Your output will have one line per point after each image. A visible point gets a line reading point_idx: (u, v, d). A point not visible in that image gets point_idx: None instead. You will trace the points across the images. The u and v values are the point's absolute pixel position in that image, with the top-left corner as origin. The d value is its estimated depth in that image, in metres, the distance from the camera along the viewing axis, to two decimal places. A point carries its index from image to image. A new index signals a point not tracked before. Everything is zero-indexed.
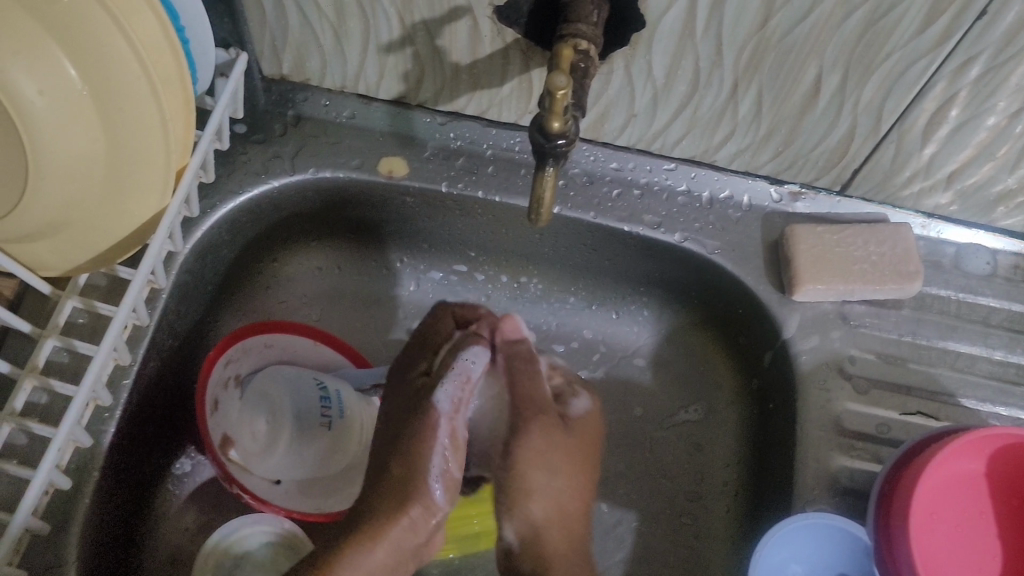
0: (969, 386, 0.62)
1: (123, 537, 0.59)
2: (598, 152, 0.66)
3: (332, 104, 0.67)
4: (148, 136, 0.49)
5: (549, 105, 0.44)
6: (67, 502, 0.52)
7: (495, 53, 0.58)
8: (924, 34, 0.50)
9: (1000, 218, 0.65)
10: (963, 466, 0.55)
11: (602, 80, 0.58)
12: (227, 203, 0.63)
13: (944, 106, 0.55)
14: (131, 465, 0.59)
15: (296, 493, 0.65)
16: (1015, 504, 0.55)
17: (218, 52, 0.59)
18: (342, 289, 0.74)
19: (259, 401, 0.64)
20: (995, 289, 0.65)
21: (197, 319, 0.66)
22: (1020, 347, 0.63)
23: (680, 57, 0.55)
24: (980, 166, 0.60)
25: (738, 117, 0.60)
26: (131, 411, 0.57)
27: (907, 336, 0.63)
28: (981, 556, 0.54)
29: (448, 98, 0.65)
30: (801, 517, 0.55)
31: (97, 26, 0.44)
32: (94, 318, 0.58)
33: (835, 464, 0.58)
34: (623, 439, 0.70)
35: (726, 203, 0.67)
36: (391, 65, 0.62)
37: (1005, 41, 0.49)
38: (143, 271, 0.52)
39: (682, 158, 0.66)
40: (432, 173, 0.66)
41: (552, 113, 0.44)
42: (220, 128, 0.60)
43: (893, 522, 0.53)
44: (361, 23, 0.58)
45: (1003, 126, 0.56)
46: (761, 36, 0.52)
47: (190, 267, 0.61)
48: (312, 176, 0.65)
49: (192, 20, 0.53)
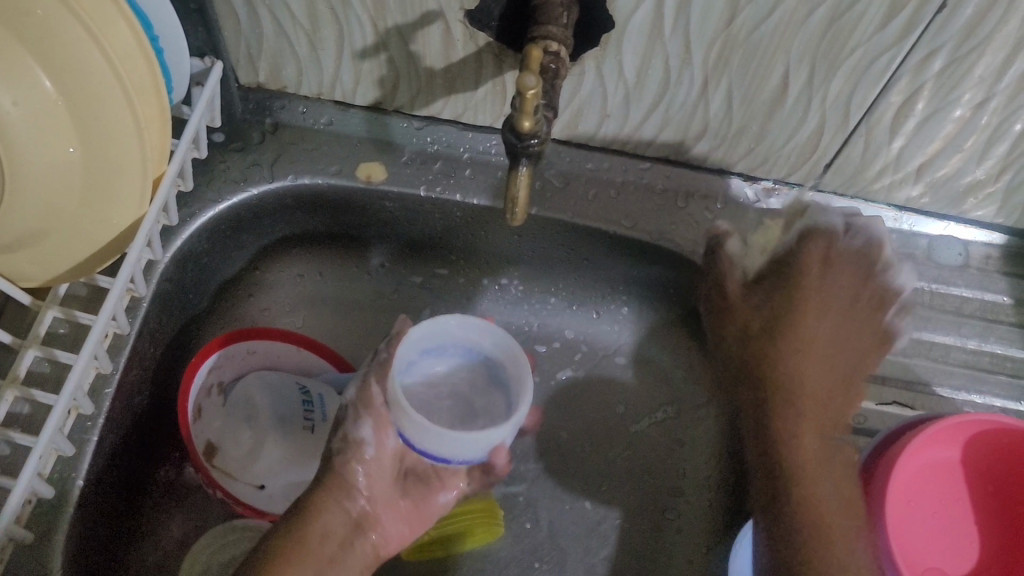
0: (943, 375, 0.63)
1: (106, 546, 0.59)
2: (575, 153, 0.68)
3: (310, 110, 0.68)
4: (124, 144, 0.49)
5: (520, 105, 0.45)
6: (51, 511, 0.52)
7: (468, 56, 0.59)
8: (887, 28, 0.51)
9: (970, 209, 0.65)
10: (937, 454, 0.56)
11: (574, 82, 0.59)
12: (207, 211, 0.63)
13: (910, 99, 0.56)
14: (114, 474, 0.59)
15: (281, 494, 0.64)
16: (990, 490, 0.56)
17: (193, 61, 0.60)
18: (324, 295, 0.74)
19: (242, 413, 0.65)
20: (967, 280, 0.66)
21: (178, 326, 0.66)
22: (992, 336, 0.64)
23: (649, 57, 0.56)
24: (948, 158, 0.60)
25: (710, 116, 0.61)
26: (113, 421, 0.58)
27: (881, 327, 0.64)
28: (957, 543, 0.55)
29: (423, 103, 0.65)
30: (780, 507, 0.55)
31: (71, 36, 0.45)
32: (76, 328, 0.58)
33: (812, 454, 0.59)
34: (607, 438, 0.70)
35: (701, 200, 0.68)
36: (365, 71, 0.62)
37: (966, 32, 0.50)
38: (121, 281, 0.53)
39: (657, 157, 0.68)
40: (409, 178, 0.67)
41: (522, 113, 0.45)
42: (198, 137, 0.61)
43: (871, 512, 0.54)
44: (335, 30, 0.59)
45: (969, 118, 0.57)
46: (728, 35, 0.53)
47: (170, 276, 0.62)
48: (290, 182, 0.65)
49: (166, 31, 0.53)
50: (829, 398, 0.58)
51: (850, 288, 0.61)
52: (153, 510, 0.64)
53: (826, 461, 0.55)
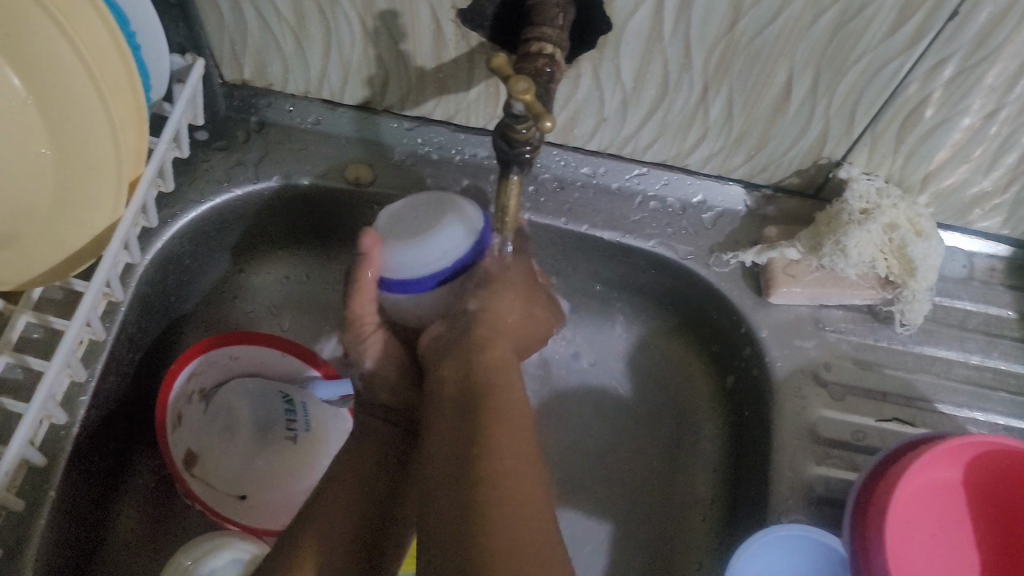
0: (945, 392, 0.61)
1: (80, 556, 0.57)
2: (569, 157, 0.65)
3: (297, 109, 0.65)
4: (98, 142, 0.47)
5: (526, 108, 0.42)
6: (21, 524, 0.50)
7: (460, 56, 0.57)
8: (895, 35, 0.49)
9: (976, 220, 0.63)
10: (939, 475, 0.54)
11: (569, 84, 0.57)
12: (188, 212, 0.61)
13: (918, 107, 0.54)
14: (86, 484, 0.57)
15: (266, 505, 0.63)
16: (991, 512, 0.54)
17: (174, 57, 0.58)
18: (309, 298, 0.72)
19: (223, 421, 0.63)
20: (971, 293, 0.65)
21: (159, 329, 0.64)
22: (997, 351, 0.63)
23: (648, 60, 0.54)
24: (955, 168, 0.58)
25: (710, 120, 0.58)
26: (88, 429, 0.56)
27: (883, 341, 0.63)
28: (958, 567, 0.53)
29: (414, 103, 0.63)
30: (775, 530, 0.53)
31: (42, 30, 0.42)
32: (51, 333, 0.56)
33: (810, 473, 0.57)
34: (598, 451, 0.69)
35: (699, 208, 0.66)
36: (354, 69, 0.60)
37: (979, 41, 0.48)
38: (97, 283, 0.50)
39: (653, 162, 0.65)
40: (399, 179, 0.65)
41: (536, 116, 0.42)
42: (179, 135, 0.58)
43: (869, 534, 0.52)
44: (322, 27, 0.56)
45: (978, 127, 0.55)
46: (730, 38, 0.51)
47: (149, 278, 0.60)
48: (275, 184, 0.63)
49: (144, 25, 0.51)
50: (513, 483, 0.45)
51: (488, 368, 0.53)
52: (128, 519, 0.62)
53: (525, 496, 0.44)
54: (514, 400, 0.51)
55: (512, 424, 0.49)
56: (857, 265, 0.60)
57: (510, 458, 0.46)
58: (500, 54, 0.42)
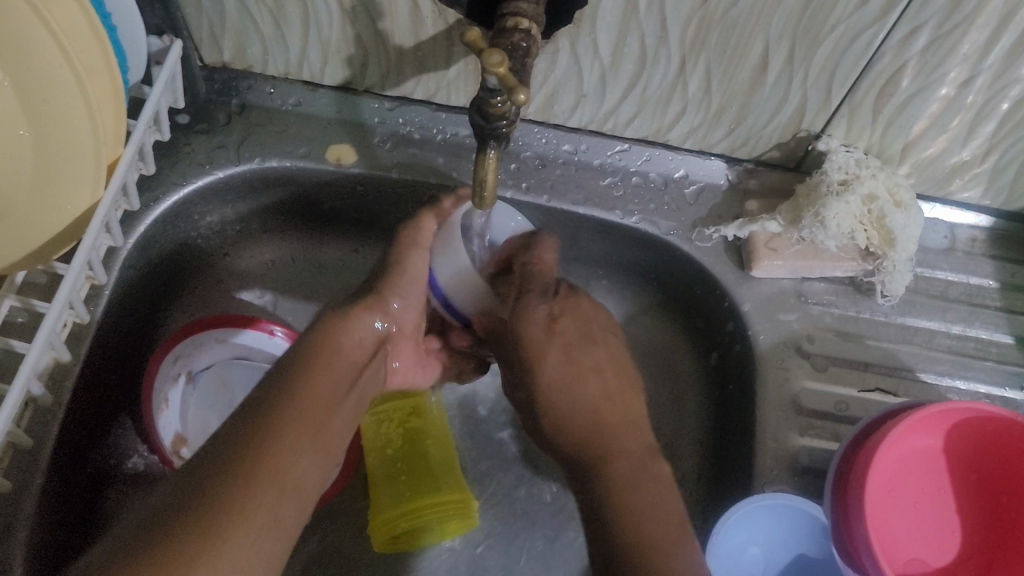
0: (927, 361, 0.62)
1: (72, 539, 0.57)
2: (551, 134, 0.65)
3: (277, 90, 0.65)
4: (76, 126, 0.46)
5: (500, 82, 0.42)
6: (8, 507, 0.51)
7: (438, 34, 0.57)
8: (868, 4, 0.49)
9: (957, 191, 0.64)
10: (920, 443, 0.54)
11: (548, 60, 0.57)
12: (170, 196, 0.61)
13: (894, 76, 0.54)
14: (74, 468, 0.57)
15: None
16: (972, 480, 0.55)
17: (151, 40, 0.58)
18: (295, 280, 0.72)
19: (212, 398, 0.66)
20: (952, 263, 0.65)
21: (144, 313, 0.64)
22: (977, 321, 0.63)
23: (625, 34, 0.54)
24: (934, 138, 0.59)
25: (689, 94, 0.58)
26: (74, 413, 0.56)
27: (865, 313, 0.63)
28: (938, 535, 0.54)
29: (394, 82, 0.63)
30: (757, 499, 0.54)
31: (16, 13, 0.42)
32: (35, 317, 0.56)
33: (793, 443, 0.58)
34: None
35: (680, 183, 0.66)
36: (333, 49, 0.60)
37: (951, 9, 0.48)
38: (75, 267, 0.51)
39: (635, 138, 0.65)
40: (381, 160, 0.65)
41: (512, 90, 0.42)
42: (159, 118, 0.58)
43: (851, 503, 0.52)
44: (299, 8, 0.56)
45: (954, 97, 0.55)
46: (705, 10, 0.51)
47: (132, 263, 0.60)
48: (257, 166, 0.63)
49: (118, 6, 0.51)
50: (657, 516, 0.48)
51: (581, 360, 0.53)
52: (119, 502, 0.62)
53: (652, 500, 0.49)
54: (633, 444, 0.51)
55: (652, 507, 0.48)
56: (837, 236, 0.60)
57: (653, 502, 0.48)
58: (473, 27, 0.42)
